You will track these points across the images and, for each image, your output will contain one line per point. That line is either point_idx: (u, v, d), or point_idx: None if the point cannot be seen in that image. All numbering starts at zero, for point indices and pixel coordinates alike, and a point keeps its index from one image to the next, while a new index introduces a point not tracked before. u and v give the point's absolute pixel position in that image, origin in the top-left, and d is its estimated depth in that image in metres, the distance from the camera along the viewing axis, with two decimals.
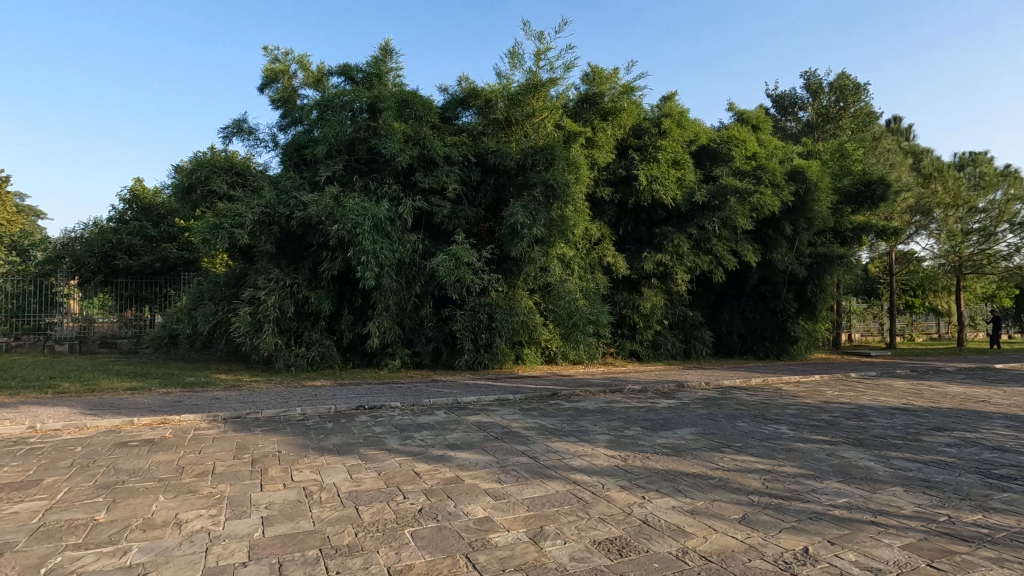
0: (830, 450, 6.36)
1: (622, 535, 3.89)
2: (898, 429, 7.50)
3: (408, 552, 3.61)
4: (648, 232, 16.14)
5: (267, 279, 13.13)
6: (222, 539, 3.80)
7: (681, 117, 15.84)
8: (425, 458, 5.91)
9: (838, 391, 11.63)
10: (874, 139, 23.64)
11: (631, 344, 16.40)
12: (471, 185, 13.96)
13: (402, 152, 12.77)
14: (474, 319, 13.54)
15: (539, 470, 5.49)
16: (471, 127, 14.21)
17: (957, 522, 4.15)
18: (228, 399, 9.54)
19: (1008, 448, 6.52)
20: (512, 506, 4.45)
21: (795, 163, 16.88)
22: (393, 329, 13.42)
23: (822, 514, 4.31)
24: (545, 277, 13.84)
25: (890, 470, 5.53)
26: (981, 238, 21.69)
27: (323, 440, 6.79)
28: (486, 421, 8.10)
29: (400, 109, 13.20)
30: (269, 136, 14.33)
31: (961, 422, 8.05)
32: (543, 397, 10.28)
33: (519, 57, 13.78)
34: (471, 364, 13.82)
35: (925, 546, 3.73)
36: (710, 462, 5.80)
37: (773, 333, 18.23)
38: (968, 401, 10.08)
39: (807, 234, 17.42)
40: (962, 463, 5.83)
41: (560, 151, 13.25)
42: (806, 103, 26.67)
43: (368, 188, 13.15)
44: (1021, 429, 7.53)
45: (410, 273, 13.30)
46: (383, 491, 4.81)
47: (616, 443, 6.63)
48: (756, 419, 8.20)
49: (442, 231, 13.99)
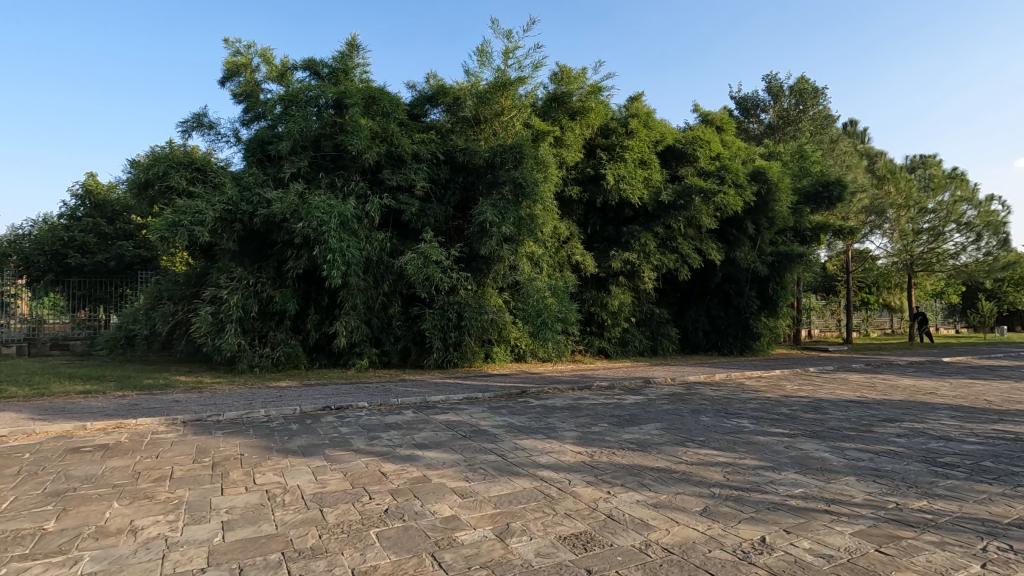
0: (788, 442, 6.58)
1: (587, 530, 3.94)
2: (852, 421, 7.81)
3: (374, 552, 3.59)
4: (616, 231, 16.35)
5: (229, 278, 12.81)
6: (180, 546, 3.69)
7: (648, 118, 16.10)
8: (392, 458, 5.87)
9: (798, 385, 12.04)
10: (832, 141, 24.50)
11: (600, 341, 16.64)
12: (440, 183, 13.88)
13: (369, 149, 12.61)
14: (443, 318, 13.49)
15: (507, 468, 5.51)
16: (440, 125, 14.12)
17: (904, 509, 4.35)
18: (188, 401, 9.23)
19: (952, 437, 6.86)
20: (479, 504, 4.47)
21: (757, 163, 17.34)
22: (361, 328, 13.26)
23: (779, 504, 4.45)
24: (514, 276, 13.90)
25: (844, 460, 5.76)
26: (931, 238, 22.72)
27: (288, 441, 6.67)
28: (455, 419, 8.10)
29: (367, 105, 13.02)
30: (231, 130, 13.95)
31: (911, 413, 8.44)
32: (513, 395, 10.33)
33: (487, 55, 13.79)
34: (440, 363, 13.76)
35: (874, 532, 3.91)
36: (674, 456, 5.93)
37: (736, 330, 18.70)
38: (917, 393, 10.57)
39: (768, 232, 17.96)
40: (910, 452, 6.10)
41: (529, 149, 13.28)
42: (768, 106, 27.40)
43: (335, 185, 12.97)
44: (965, 420, 7.94)
45: (378, 271, 13.12)
46: (348, 492, 4.76)
47: (584, 440, 6.72)
48: (719, 414, 8.41)
49: (410, 230, 13.89)
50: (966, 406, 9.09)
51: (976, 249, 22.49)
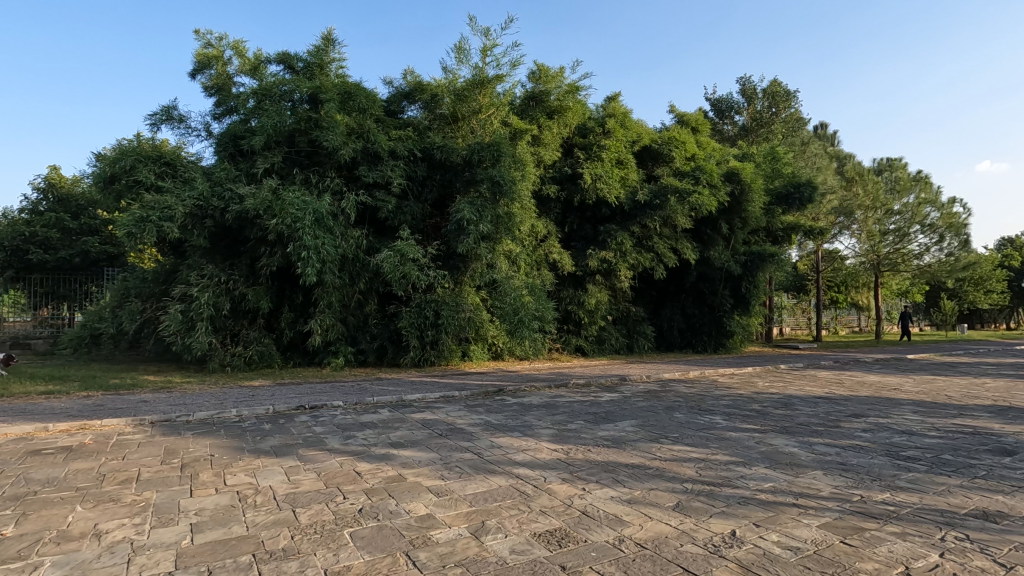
0: (759, 438, 6.72)
1: (561, 526, 3.97)
2: (820, 417, 8.02)
3: (347, 553, 3.56)
4: (593, 229, 16.49)
5: (200, 275, 12.51)
6: (147, 548, 3.61)
7: (625, 118, 16.26)
8: (367, 457, 5.82)
9: (769, 382, 12.32)
10: (803, 144, 25.04)
11: (576, 339, 16.73)
12: (417, 180, 13.79)
13: (345, 145, 12.44)
14: (420, 316, 13.40)
15: (483, 466, 5.52)
16: (417, 122, 14.00)
17: (868, 501, 4.48)
18: (157, 401, 9.00)
19: (915, 431, 7.10)
20: (454, 502, 4.47)
21: (731, 164, 17.62)
22: (337, 327, 13.08)
23: (750, 499, 4.55)
24: (492, 274, 13.88)
25: (811, 455, 5.91)
26: (896, 238, 23.41)
27: (260, 441, 6.57)
28: (431, 418, 8.06)
29: (343, 100, 12.83)
30: (202, 124, 13.65)
31: (876, 409, 8.71)
32: (489, 394, 10.31)
33: (465, 52, 13.74)
34: (416, 362, 13.70)
35: (840, 524, 4.02)
36: (649, 452, 6.01)
37: (710, 328, 19.00)
38: (882, 390, 10.91)
39: (741, 232, 18.30)
40: (875, 446, 6.29)
41: (507, 148, 13.24)
42: (742, 108, 27.86)
43: (310, 182, 12.78)
44: (927, 414, 8.22)
45: (354, 269, 12.98)
46: (322, 492, 4.70)
47: (560, 437, 6.76)
48: (693, 411, 8.53)
49: (386, 227, 13.79)
50: (929, 402, 9.40)
51: (939, 250, 23.27)
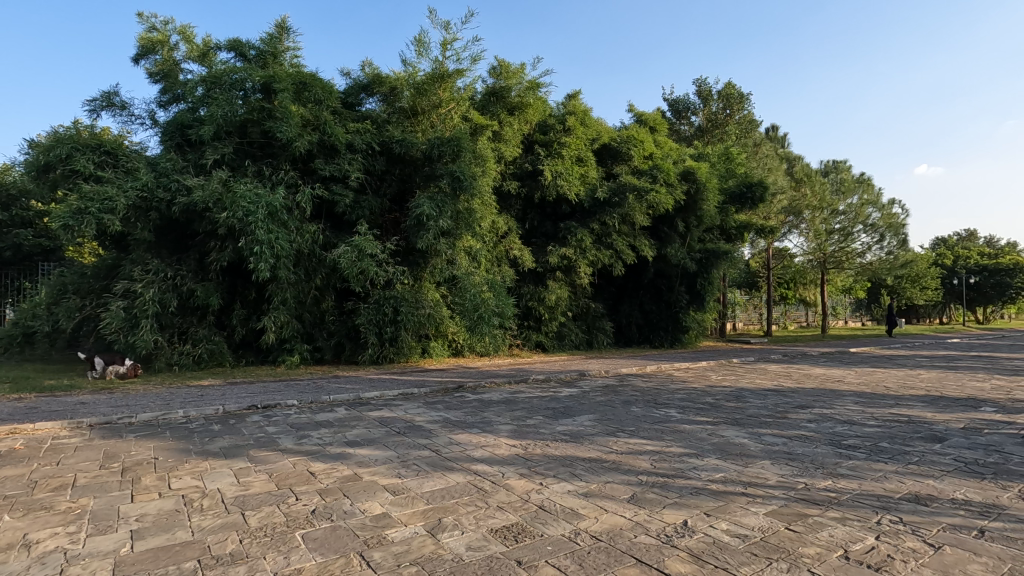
0: (711, 430, 6.92)
1: (518, 522, 3.99)
2: (769, 408, 8.34)
3: (298, 555, 3.46)
4: (553, 226, 16.64)
5: (144, 271, 11.95)
6: (82, 558, 3.42)
7: (584, 116, 16.47)
8: (322, 457, 5.69)
9: (722, 375, 12.73)
10: (755, 145, 25.85)
11: (537, 335, 16.83)
12: (375, 174, 13.56)
13: (300, 137, 12.07)
14: (379, 312, 13.19)
15: (440, 463, 5.48)
16: (375, 115, 13.73)
17: (811, 488, 4.68)
18: (96, 403, 8.55)
19: (855, 421, 7.46)
20: (411, 501, 4.41)
21: (687, 163, 18.06)
22: (292, 324, 12.72)
23: (701, 489, 4.67)
24: (452, 270, 13.76)
25: (760, 445, 6.13)
26: (841, 238, 24.59)
27: (208, 443, 6.32)
28: (389, 416, 7.94)
29: (298, 91, 12.44)
30: (146, 112, 13.02)
31: (821, 400, 9.12)
32: (449, 390, 10.26)
33: (425, 45, 13.57)
34: (375, 359, 13.52)
35: (785, 511, 4.18)
36: (605, 446, 6.10)
37: (667, 323, 19.45)
38: (826, 381, 11.44)
39: (696, 230, 18.83)
40: (819, 436, 6.58)
41: (467, 143, 13.12)
42: (698, 108, 28.55)
43: (263, 174, 12.37)
44: (867, 405, 8.67)
45: (310, 264, 12.66)
46: (273, 494, 4.56)
47: (518, 433, 6.78)
48: (649, 405, 8.72)
49: (344, 222, 13.52)
50: (868, 393, 9.91)
51: (880, 248, 24.54)
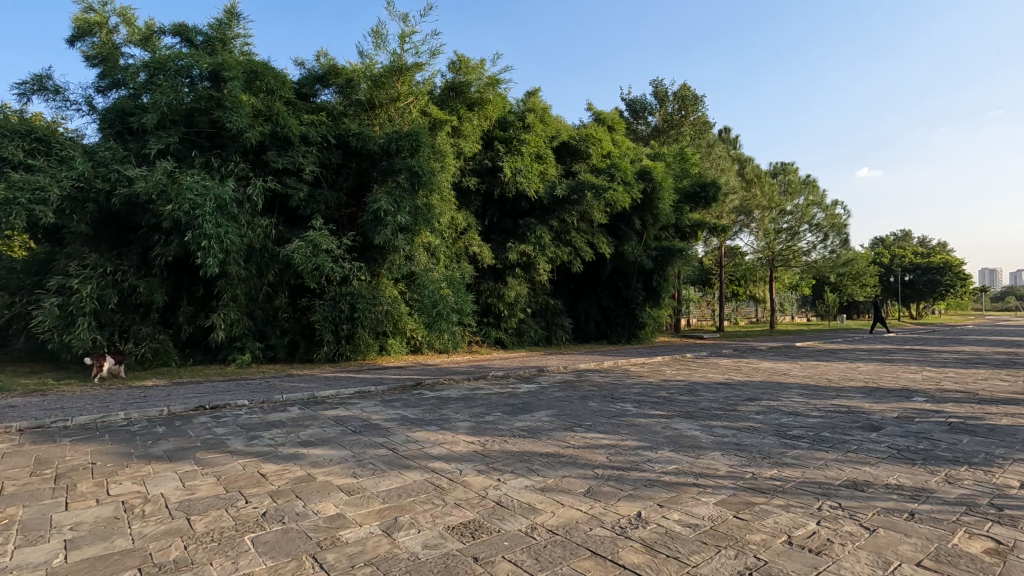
0: (665, 423, 7.09)
1: (475, 518, 3.98)
2: (720, 401, 8.61)
3: (247, 560, 3.36)
4: (513, 223, 16.70)
5: (80, 265, 11.27)
6: (8, 572, 3.21)
7: (544, 113, 16.58)
8: (273, 458, 5.53)
9: (676, 369, 13.09)
10: (709, 146, 26.60)
11: (496, 331, 16.88)
12: (331, 168, 13.24)
13: (251, 128, 11.64)
14: (335, 309, 12.92)
15: (397, 461, 5.42)
16: (331, 107, 13.40)
17: (758, 477, 4.87)
18: (27, 406, 8.03)
19: (800, 412, 7.81)
20: (366, 500, 4.34)
21: (643, 163, 18.43)
22: (242, 321, 12.28)
23: (655, 481, 4.79)
24: (410, 267, 13.54)
25: (711, 437, 6.33)
26: (788, 237, 25.65)
27: (151, 446, 6.04)
28: (344, 415, 7.78)
29: (248, 80, 11.99)
30: (83, 97, 12.29)
31: (768, 392, 9.50)
32: (407, 387, 10.16)
33: (383, 37, 13.32)
34: (331, 356, 13.23)
35: (733, 500, 4.33)
36: (563, 441, 6.17)
37: (624, 319, 19.80)
38: (774, 375, 11.94)
39: (653, 228, 19.21)
40: (766, 427, 6.85)
41: (426, 138, 12.96)
42: (655, 109, 29.16)
43: (211, 166, 11.89)
44: (810, 396, 9.09)
45: (261, 260, 12.26)
46: (221, 497, 4.40)
47: (476, 429, 6.78)
48: (606, 399, 8.85)
49: (298, 216, 13.17)
50: (812, 385, 10.40)
51: (824, 247, 25.74)
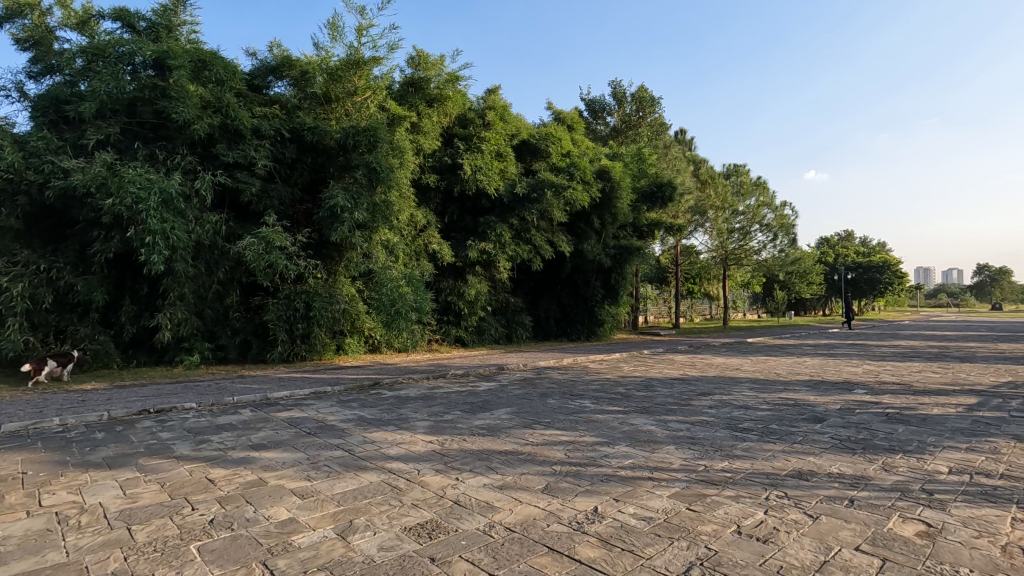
0: (622, 418, 7.22)
1: (433, 518, 3.95)
2: (675, 396, 8.84)
3: (192, 569, 3.22)
4: (473, 221, 16.64)
5: (10, 262, 10.58)
6: None
7: (504, 111, 16.59)
8: (222, 462, 5.34)
9: (633, 366, 13.35)
10: (666, 147, 27.20)
11: (456, 330, 16.79)
12: (285, 163, 12.87)
13: (199, 120, 11.17)
14: (289, 308, 12.55)
15: (353, 462, 5.32)
16: (284, 100, 13.01)
17: (710, 470, 5.02)
18: None
19: (750, 405, 8.09)
20: (320, 503, 4.24)
21: (602, 163, 18.70)
22: (191, 321, 11.78)
23: (612, 476, 4.86)
24: (368, 265, 13.31)
25: (666, 431, 6.48)
26: (740, 236, 26.55)
27: (90, 453, 5.73)
28: (298, 416, 7.57)
29: (196, 69, 11.50)
30: (12, 83, 11.50)
31: (721, 387, 9.81)
32: (364, 387, 9.99)
33: (339, 30, 13.01)
34: (285, 357, 12.87)
35: (686, 492, 4.45)
36: (521, 438, 6.19)
37: (583, 317, 20.02)
38: (726, 370, 12.35)
39: (611, 227, 19.50)
40: (718, 420, 7.07)
41: (384, 134, 12.74)
42: (613, 109, 29.58)
43: (155, 158, 11.35)
44: (760, 390, 9.44)
45: (211, 257, 11.78)
46: (165, 505, 4.21)
47: (435, 429, 6.72)
48: (564, 396, 8.94)
49: (250, 212, 12.74)
50: (762, 379, 10.81)
51: (774, 246, 26.72)
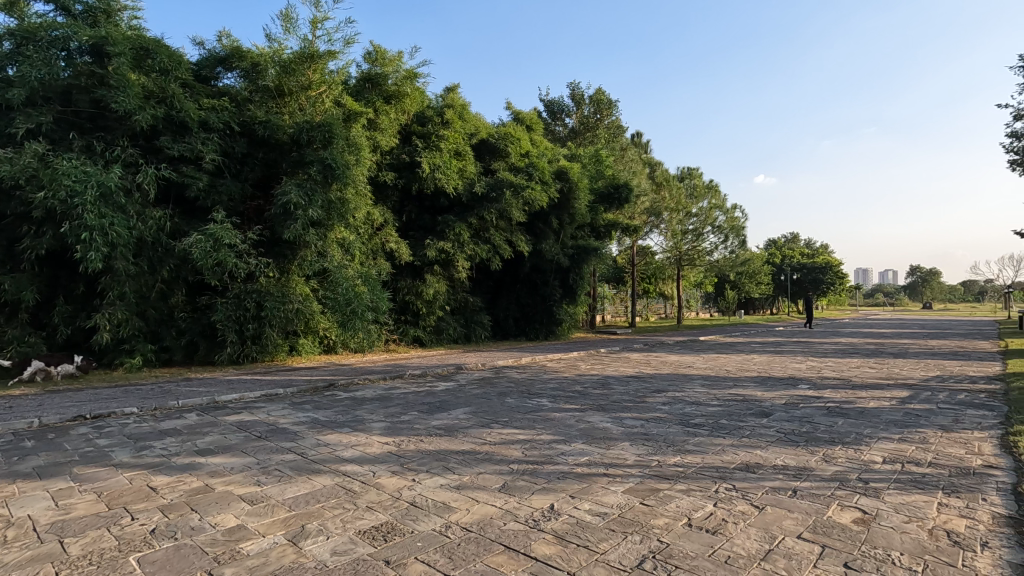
0: (578, 416, 7.31)
1: (388, 520, 3.90)
2: (630, 394, 9.02)
3: None
4: (431, 220, 16.50)
5: None
6: None
7: (463, 110, 16.52)
8: (166, 469, 5.10)
9: (590, 364, 13.56)
10: (623, 149, 27.71)
11: (414, 330, 16.61)
12: (235, 157, 12.41)
13: (142, 110, 10.64)
14: (239, 308, 12.11)
15: (306, 466, 5.19)
16: (234, 92, 12.56)
17: (663, 465, 5.15)
18: None
19: (702, 401, 8.34)
20: (271, 509, 4.11)
21: (560, 163, 18.91)
22: (132, 322, 11.21)
23: (568, 473, 4.92)
24: (323, 263, 13.03)
25: (622, 428, 6.61)
26: (693, 238, 27.35)
27: (18, 463, 5.37)
28: (248, 419, 7.33)
29: (138, 57, 10.95)
30: None
31: (675, 384, 10.08)
32: (319, 389, 9.75)
33: (293, 22, 12.65)
34: (235, 358, 12.43)
35: (640, 487, 4.55)
36: (479, 438, 6.18)
37: (542, 316, 20.17)
38: (679, 367, 12.70)
39: (570, 228, 19.71)
40: (671, 417, 7.26)
41: (340, 130, 12.46)
42: (571, 111, 29.93)
43: (93, 150, 10.75)
44: (711, 386, 9.76)
45: (154, 255, 11.24)
46: (102, 515, 4.00)
47: (391, 430, 6.63)
48: (522, 395, 8.99)
49: (197, 208, 12.24)
50: (713, 376, 11.17)
51: (725, 247, 27.65)
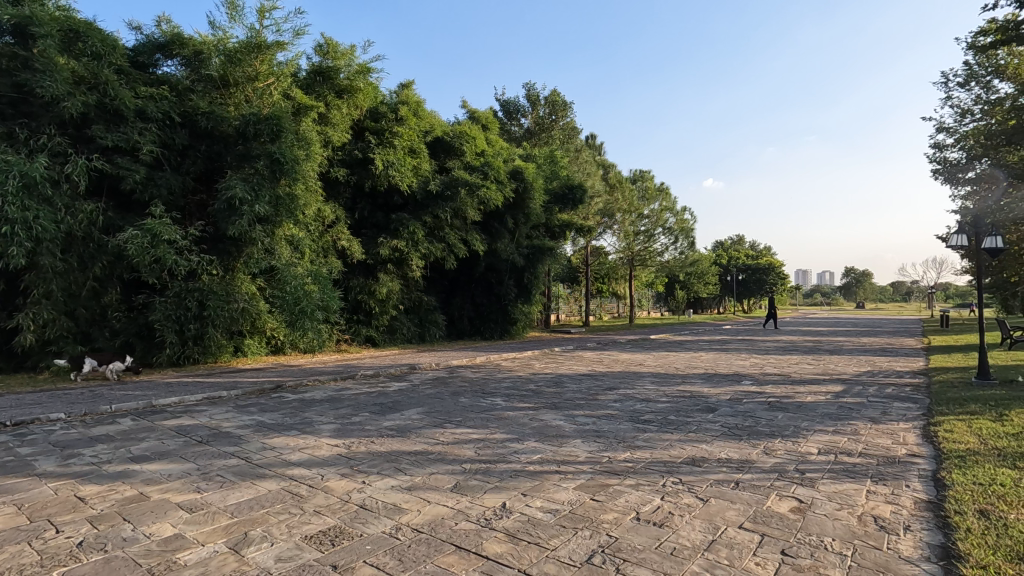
0: (532, 415, 7.35)
1: (336, 524, 3.80)
2: (582, 391, 9.15)
3: None
4: (385, 217, 16.21)
5: None
6: None
7: (417, 107, 16.31)
8: (95, 478, 4.80)
9: (544, 363, 13.67)
10: (577, 151, 28.06)
11: (367, 329, 16.29)
12: (175, 149, 11.83)
13: (71, 97, 9.99)
14: (179, 307, 11.53)
15: (249, 471, 5.00)
16: (174, 80, 11.97)
17: (613, 461, 5.24)
18: None
19: (651, 398, 8.55)
20: (211, 516, 3.94)
21: (515, 163, 18.97)
22: (61, 322, 10.51)
23: (520, 471, 4.94)
24: (270, 261, 12.63)
25: (574, 426, 6.69)
26: (645, 238, 27.99)
27: None
28: (188, 424, 7.00)
29: (67, 40, 10.27)
30: None
31: (625, 381, 10.29)
32: (265, 391, 9.41)
33: (239, 10, 12.16)
34: (175, 360, 11.84)
35: (590, 483, 4.62)
36: (431, 438, 6.12)
37: (497, 316, 20.18)
38: (631, 365, 12.99)
39: (525, 227, 19.79)
40: (622, 413, 7.41)
41: (288, 123, 12.05)
42: (527, 111, 30.04)
43: (16, 137, 10.03)
44: (661, 383, 10.01)
45: (86, 250, 10.57)
46: (22, 529, 3.72)
47: (341, 431, 6.48)
48: (476, 395, 8.96)
49: (133, 202, 11.60)
50: (662, 373, 11.47)
51: (674, 248, 28.44)
